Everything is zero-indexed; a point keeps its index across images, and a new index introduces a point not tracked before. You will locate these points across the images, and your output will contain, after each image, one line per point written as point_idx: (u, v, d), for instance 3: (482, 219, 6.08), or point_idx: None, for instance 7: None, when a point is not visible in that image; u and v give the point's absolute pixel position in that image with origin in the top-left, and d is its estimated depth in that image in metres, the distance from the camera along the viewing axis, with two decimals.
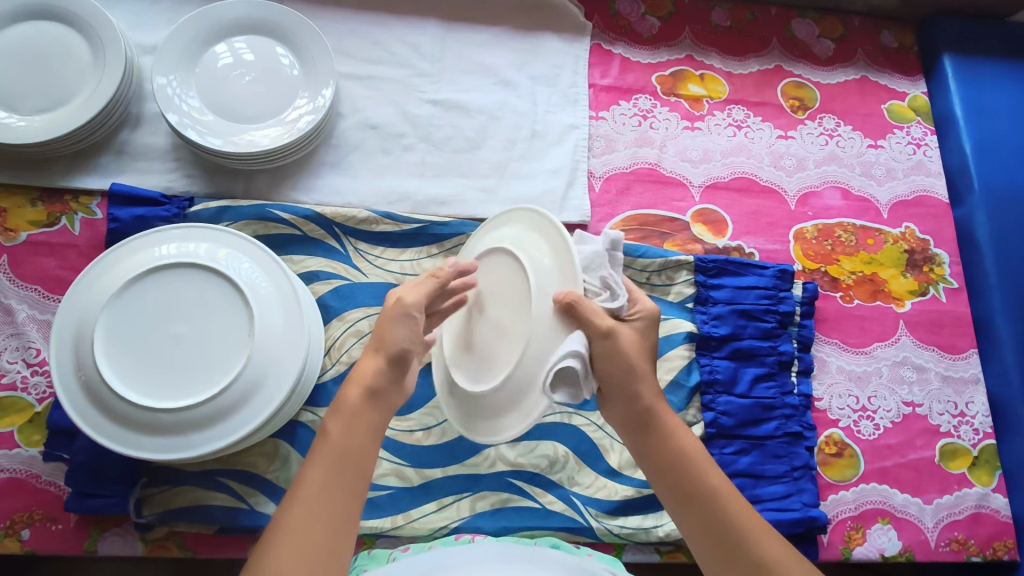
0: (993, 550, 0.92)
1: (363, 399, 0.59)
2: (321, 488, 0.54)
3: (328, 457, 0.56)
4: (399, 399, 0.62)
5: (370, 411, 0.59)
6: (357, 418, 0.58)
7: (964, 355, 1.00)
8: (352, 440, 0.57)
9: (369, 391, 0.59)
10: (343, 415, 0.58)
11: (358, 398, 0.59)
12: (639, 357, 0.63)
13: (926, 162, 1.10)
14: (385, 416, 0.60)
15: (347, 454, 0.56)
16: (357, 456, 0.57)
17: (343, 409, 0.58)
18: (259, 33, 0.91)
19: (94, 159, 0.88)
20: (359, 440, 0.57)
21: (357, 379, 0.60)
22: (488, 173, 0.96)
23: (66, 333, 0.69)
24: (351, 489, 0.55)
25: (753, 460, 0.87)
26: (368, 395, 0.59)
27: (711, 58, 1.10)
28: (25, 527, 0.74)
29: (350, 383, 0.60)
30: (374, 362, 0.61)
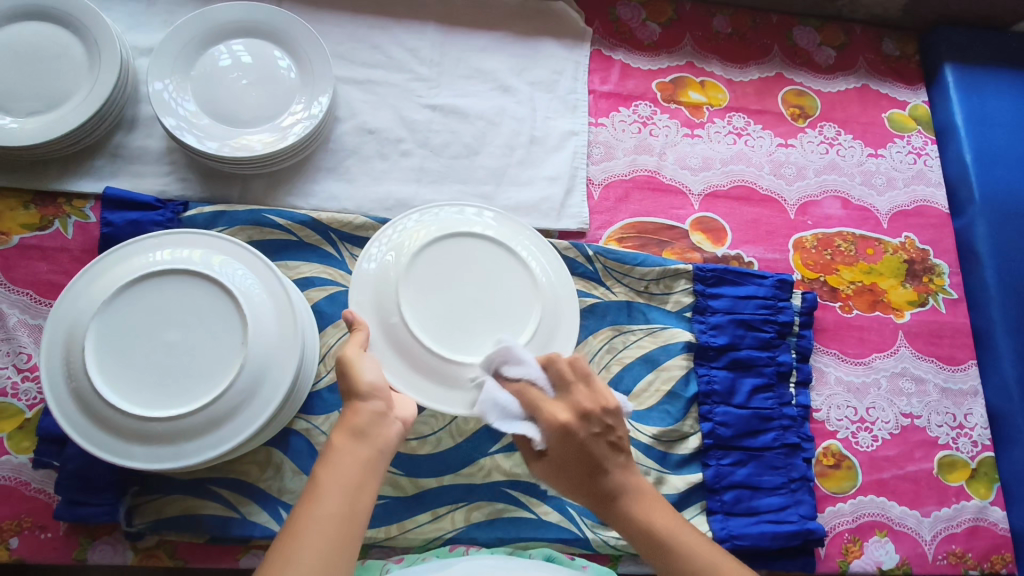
0: (990, 564, 0.91)
1: (349, 437, 0.59)
2: (316, 517, 0.53)
3: (321, 487, 0.55)
4: (389, 431, 0.61)
5: (361, 448, 0.58)
6: (345, 457, 0.57)
7: (963, 367, 1.00)
8: (345, 472, 0.56)
9: (351, 426, 0.59)
10: (332, 455, 0.57)
11: (345, 438, 0.58)
12: (600, 448, 0.65)
13: (926, 172, 1.10)
14: (380, 449, 0.59)
15: (342, 484, 0.55)
16: (351, 485, 0.55)
17: (332, 450, 0.58)
18: (256, 36, 0.90)
19: (88, 162, 0.87)
20: (349, 473, 0.56)
21: (344, 420, 0.60)
22: (486, 179, 0.95)
23: (56, 341, 0.68)
24: (347, 515, 0.54)
25: (751, 472, 0.87)
26: (354, 431, 0.59)
27: (711, 65, 1.09)
28: (13, 535, 0.74)
29: (340, 424, 0.60)
30: (354, 403, 0.61)
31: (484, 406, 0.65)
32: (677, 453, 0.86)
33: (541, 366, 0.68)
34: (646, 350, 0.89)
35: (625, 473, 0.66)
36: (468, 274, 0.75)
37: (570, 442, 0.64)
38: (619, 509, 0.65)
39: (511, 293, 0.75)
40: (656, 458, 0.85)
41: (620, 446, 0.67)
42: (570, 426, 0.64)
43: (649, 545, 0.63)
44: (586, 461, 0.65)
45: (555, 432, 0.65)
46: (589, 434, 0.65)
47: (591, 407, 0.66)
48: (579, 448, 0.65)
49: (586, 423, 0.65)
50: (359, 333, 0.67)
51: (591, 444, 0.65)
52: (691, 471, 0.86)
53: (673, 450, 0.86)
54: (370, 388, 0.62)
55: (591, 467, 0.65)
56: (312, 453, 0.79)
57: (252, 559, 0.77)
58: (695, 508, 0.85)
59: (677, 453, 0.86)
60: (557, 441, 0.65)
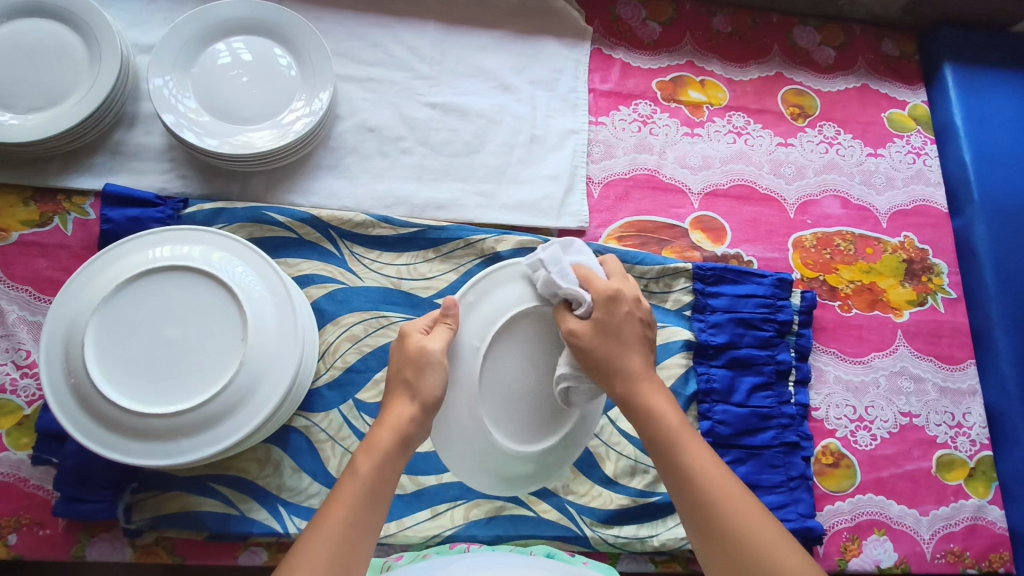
0: (988, 563, 0.91)
1: (393, 442, 0.57)
2: (345, 524, 0.53)
3: (357, 487, 0.55)
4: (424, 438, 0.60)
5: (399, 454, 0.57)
6: (383, 460, 0.56)
7: (961, 366, 1.00)
8: (384, 476, 0.56)
9: (401, 432, 0.58)
10: (375, 452, 0.56)
11: (391, 439, 0.57)
12: (632, 331, 0.62)
13: (925, 172, 1.10)
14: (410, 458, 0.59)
15: (374, 491, 0.55)
16: (382, 493, 0.55)
17: (375, 446, 0.57)
18: (257, 34, 0.90)
19: (88, 159, 0.87)
20: (386, 477, 0.56)
21: (387, 419, 0.58)
22: (486, 177, 0.95)
23: (56, 336, 0.68)
24: (371, 524, 0.54)
25: (750, 470, 0.87)
26: (401, 438, 0.57)
27: (711, 64, 1.10)
28: (12, 532, 0.74)
29: (381, 422, 0.58)
30: (406, 407, 0.58)
31: (546, 258, 0.61)
32: None
33: (579, 266, 0.63)
34: None
35: (667, 399, 0.62)
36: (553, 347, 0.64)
37: (619, 346, 0.61)
38: (656, 428, 0.61)
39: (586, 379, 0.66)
40: None
41: (650, 366, 0.64)
42: (618, 297, 0.62)
43: (680, 470, 0.59)
44: (629, 357, 0.62)
45: (608, 295, 0.61)
46: (630, 310, 0.63)
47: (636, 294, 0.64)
48: (625, 340, 0.62)
49: (631, 304, 0.63)
50: (444, 328, 0.61)
51: (632, 336, 0.62)
52: None
53: None
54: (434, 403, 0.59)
55: (621, 338, 0.61)
56: (312, 450, 0.79)
57: (251, 556, 0.77)
58: None
59: None
60: (609, 303, 0.61)
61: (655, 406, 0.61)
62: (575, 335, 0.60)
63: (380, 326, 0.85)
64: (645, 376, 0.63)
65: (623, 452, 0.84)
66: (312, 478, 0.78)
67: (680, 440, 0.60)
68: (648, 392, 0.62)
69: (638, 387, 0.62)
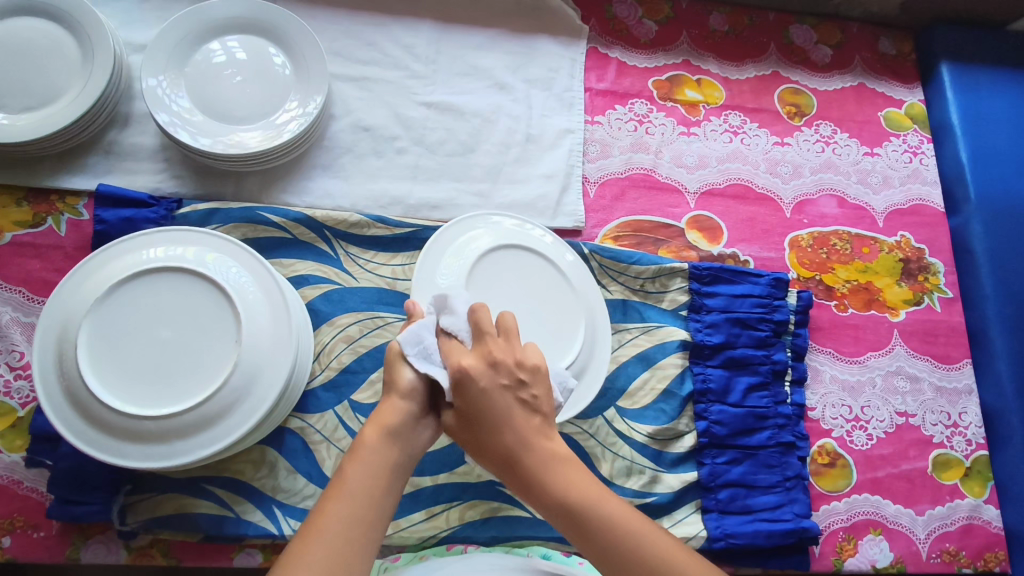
0: (984, 562, 0.91)
1: (380, 436, 0.57)
2: (340, 521, 0.52)
3: (347, 484, 0.54)
4: (422, 431, 0.60)
5: (392, 448, 0.57)
6: (373, 457, 0.56)
7: (957, 365, 1.00)
8: (374, 472, 0.55)
9: (386, 426, 0.57)
10: (362, 453, 0.56)
11: (378, 437, 0.57)
12: (500, 404, 0.57)
13: (921, 171, 1.10)
14: (410, 451, 0.58)
15: (367, 489, 0.54)
16: (377, 488, 0.54)
17: (362, 447, 0.56)
18: (251, 33, 0.89)
19: (82, 159, 0.86)
20: (376, 474, 0.55)
21: (377, 418, 0.58)
22: (482, 177, 0.95)
23: (49, 338, 0.68)
24: (370, 520, 0.53)
25: (746, 470, 0.87)
26: (389, 433, 0.57)
27: (707, 63, 1.09)
28: (6, 534, 0.73)
29: (371, 420, 0.58)
30: (393, 399, 0.59)
31: (407, 340, 0.60)
32: (673, 451, 0.86)
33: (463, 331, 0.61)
34: (642, 348, 0.89)
35: (570, 472, 0.57)
36: (519, 277, 0.78)
37: (488, 434, 0.57)
38: (561, 512, 0.55)
39: (556, 303, 0.78)
40: (651, 456, 0.85)
41: (539, 432, 0.58)
42: (471, 372, 0.57)
43: (597, 547, 0.54)
44: (505, 439, 0.57)
45: (455, 377, 0.58)
46: (494, 383, 0.57)
47: (502, 358, 0.58)
48: (492, 420, 0.57)
49: (492, 372, 0.58)
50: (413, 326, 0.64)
51: (502, 411, 0.57)
52: (686, 469, 0.86)
53: (669, 448, 0.86)
54: (412, 388, 0.60)
55: (490, 423, 0.57)
56: (307, 451, 0.79)
57: (246, 558, 0.77)
58: (690, 506, 0.85)
59: (673, 451, 0.86)
60: (461, 387, 0.58)
61: (554, 489, 0.56)
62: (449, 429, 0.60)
63: (375, 327, 0.85)
64: (534, 451, 0.57)
65: (619, 452, 0.84)
66: (307, 480, 0.78)
67: (589, 519, 0.55)
68: (545, 472, 0.56)
69: (531, 471, 0.56)
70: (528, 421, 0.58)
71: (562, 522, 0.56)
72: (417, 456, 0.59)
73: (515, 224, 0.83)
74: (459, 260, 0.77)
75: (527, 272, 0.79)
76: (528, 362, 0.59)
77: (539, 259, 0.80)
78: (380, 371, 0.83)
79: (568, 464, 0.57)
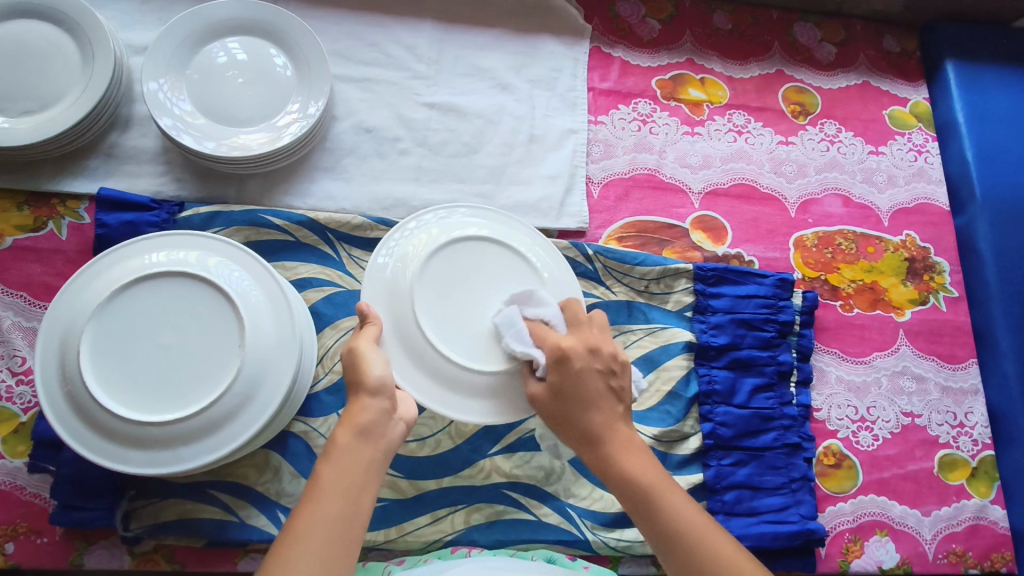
0: (990, 563, 0.91)
1: (353, 435, 0.57)
2: (317, 522, 0.52)
3: (322, 485, 0.54)
4: (394, 427, 0.60)
5: (364, 446, 0.57)
6: (346, 456, 0.56)
7: (963, 365, 1.00)
8: (349, 472, 0.55)
9: (356, 424, 0.58)
10: (333, 453, 0.56)
11: (349, 436, 0.57)
12: (595, 385, 0.63)
13: (927, 170, 1.09)
14: (384, 447, 0.59)
15: (343, 487, 0.54)
16: (352, 485, 0.55)
17: (334, 448, 0.57)
18: (252, 34, 0.89)
19: (82, 162, 0.86)
20: (350, 473, 0.55)
21: (346, 418, 0.58)
22: (485, 178, 0.94)
23: (52, 344, 0.67)
24: (348, 518, 0.53)
25: (752, 472, 0.86)
26: (361, 431, 0.57)
27: (711, 62, 1.09)
28: (9, 540, 0.73)
29: (342, 421, 0.58)
30: (362, 399, 0.60)
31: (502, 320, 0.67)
32: (678, 453, 0.86)
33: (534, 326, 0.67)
34: (647, 350, 0.89)
35: (638, 455, 0.63)
36: (478, 271, 0.73)
37: (579, 409, 0.63)
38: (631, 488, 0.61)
39: (519, 295, 0.73)
40: (657, 458, 0.85)
41: (620, 419, 0.64)
42: (570, 353, 0.63)
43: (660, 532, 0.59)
44: (592, 418, 0.63)
45: (557, 357, 0.63)
46: (590, 366, 0.63)
47: (601, 346, 0.65)
48: (585, 397, 0.63)
49: (590, 357, 0.64)
50: (371, 327, 0.66)
51: (595, 392, 0.63)
52: (692, 471, 0.86)
53: (674, 450, 0.86)
54: (378, 384, 0.60)
55: (582, 399, 0.63)
56: (310, 455, 0.78)
57: (250, 563, 0.77)
58: None
59: (678, 453, 0.86)
60: (561, 364, 0.63)
61: (625, 467, 0.62)
62: (535, 400, 0.65)
63: None
64: (614, 432, 0.63)
65: None
66: None
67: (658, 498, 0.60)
68: (621, 450, 0.62)
69: (610, 453, 0.62)
70: (609, 405, 0.64)
71: (626, 496, 0.61)
72: (392, 451, 0.59)
73: (480, 215, 0.79)
74: (412, 259, 0.73)
75: (488, 265, 0.74)
76: (621, 355, 0.65)
77: (500, 248, 0.75)
78: None
79: (642, 451, 0.63)
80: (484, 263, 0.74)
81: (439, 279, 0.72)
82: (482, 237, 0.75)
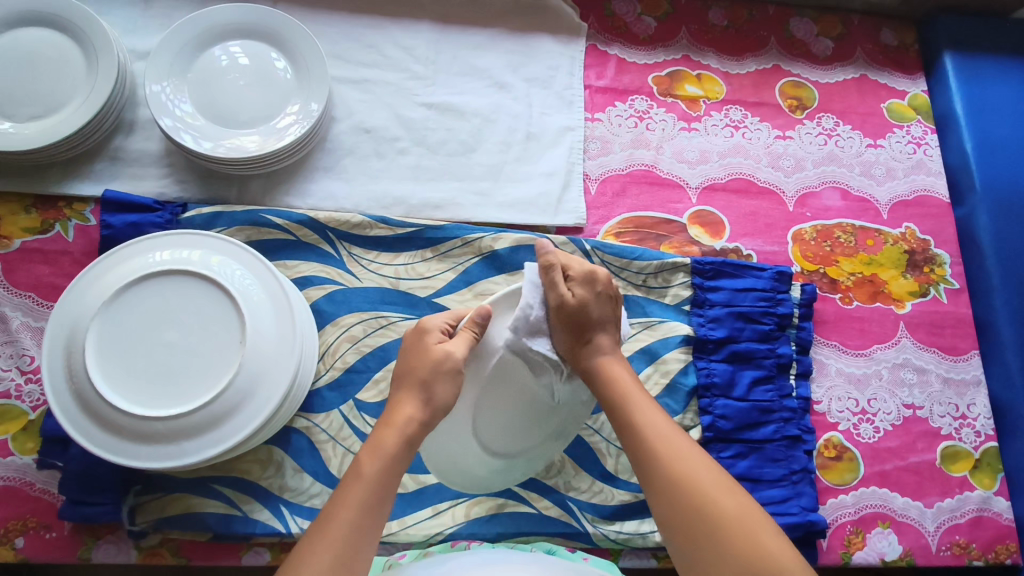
0: (995, 554, 0.90)
1: (400, 441, 0.59)
2: (350, 524, 0.53)
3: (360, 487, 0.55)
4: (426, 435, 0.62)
5: (404, 454, 0.58)
6: (392, 456, 0.58)
7: (965, 357, 0.99)
8: (386, 476, 0.56)
9: (405, 433, 0.59)
10: (380, 453, 0.57)
11: (396, 442, 0.58)
12: (601, 311, 0.69)
13: (926, 162, 1.09)
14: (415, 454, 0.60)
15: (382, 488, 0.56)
16: (386, 492, 0.56)
17: (381, 448, 0.58)
18: (253, 38, 0.90)
19: (88, 165, 0.87)
20: (389, 479, 0.56)
21: (396, 421, 0.60)
22: (483, 176, 0.96)
23: (58, 340, 0.69)
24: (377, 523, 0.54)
25: (752, 464, 0.87)
26: (410, 436, 0.59)
27: (708, 58, 1.09)
28: (19, 535, 0.75)
29: (388, 423, 0.60)
30: (410, 407, 0.61)
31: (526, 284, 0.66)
32: None
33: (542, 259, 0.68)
34: (645, 344, 0.89)
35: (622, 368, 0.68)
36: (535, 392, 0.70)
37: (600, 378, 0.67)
38: (608, 390, 0.67)
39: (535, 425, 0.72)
40: None
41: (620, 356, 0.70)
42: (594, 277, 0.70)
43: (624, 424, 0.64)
44: (590, 362, 0.68)
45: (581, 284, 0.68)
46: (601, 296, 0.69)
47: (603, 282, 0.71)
48: (594, 323, 0.68)
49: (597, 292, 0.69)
50: (469, 336, 0.65)
51: (602, 316, 0.69)
52: None
53: None
54: (434, 406, 0.62)
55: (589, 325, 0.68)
56: (313, 450, 0.80)
57: (254, 557, 0.78)
58: None
59: None
60: (587, 283, 0.69)
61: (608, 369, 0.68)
62: (562, 304, 0.66)
63: (379, 327, 0.85)
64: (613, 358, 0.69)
65: (623, 448, 0.85)
66: (314, 479, 0.79)
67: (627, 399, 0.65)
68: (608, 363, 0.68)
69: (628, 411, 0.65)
70: (598, 343, 0.68)
71: (641, 462, 0.61)
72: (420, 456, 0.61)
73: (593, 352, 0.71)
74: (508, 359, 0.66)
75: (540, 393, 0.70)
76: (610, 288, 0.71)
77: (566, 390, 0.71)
78: (385, 371, 0.84)
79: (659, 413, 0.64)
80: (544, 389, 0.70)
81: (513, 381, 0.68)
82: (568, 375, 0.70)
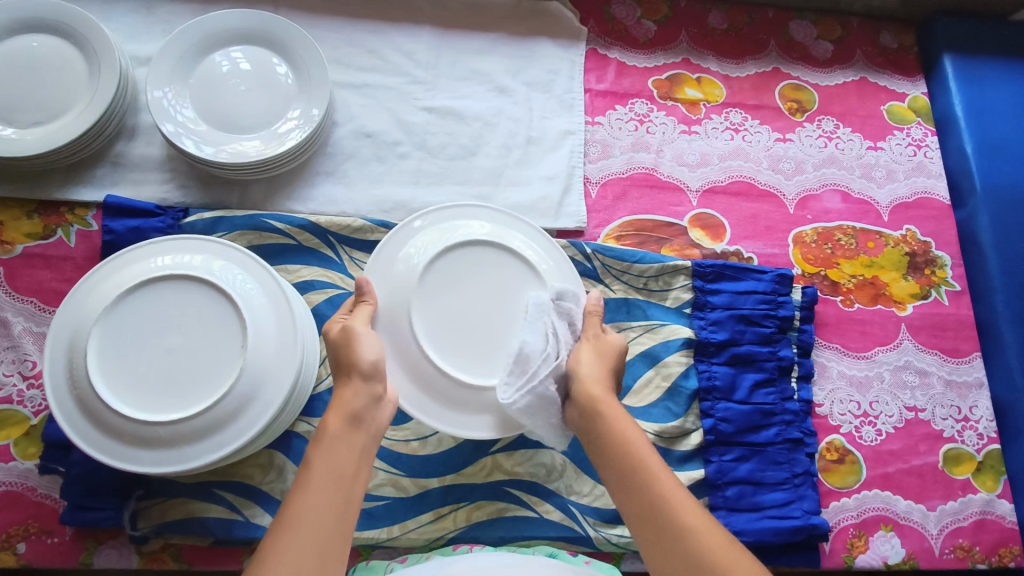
0: (998, 558, 0.90)
1: (345, 421, 0.60)
2: (309, 507, 0.53)
3: (314, 475, 0.56)
4: (381, 412, 0.63)
5: (354, 433, 0.60)
6: (338, 441, 0.59)
7: (967, 359, 0.99)
8: (339, 459, 0.58)
9: (347, 410, 0.61)
10: (326, 441, 0.59)
11: (339, 423, 0.60)
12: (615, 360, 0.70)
13: (926, 164, 1.09)
14: (374, 433, 0.62)
15: (336, 474, 0.56)
16: (344, 473, 0.57)
17: (325, 437, 0.59)
18: (254, 43, 0.91)
19: (90, 171, 0.88)
20: (341, 458, 0.58)
21: (337, 405, 0.62)
22: (484, 180, 0.96)
23: (60, 346, 0.69)
24: (341, 504, 0.55)
25: (754, 467, 0.86)
26: (352, 415, 0.61)
27: (708, 61, 1.09)
28: (20, 540, 0.75)
29: (332, 408, 0.62)
30: (353, 383, 0.63)
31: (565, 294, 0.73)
32: (679, 449, 0.86)
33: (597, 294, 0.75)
34: (646, 347, 0.89)
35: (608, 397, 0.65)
36: (470, 298, 0.72)
37: (594, 420, 0.64)
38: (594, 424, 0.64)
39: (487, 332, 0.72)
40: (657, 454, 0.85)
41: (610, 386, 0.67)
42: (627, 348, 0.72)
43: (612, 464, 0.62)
44: (595, 390, 0.65)
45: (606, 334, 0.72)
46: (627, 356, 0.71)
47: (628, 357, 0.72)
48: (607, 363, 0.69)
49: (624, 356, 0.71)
50: (365, 306, 0.70)
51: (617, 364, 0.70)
52: (694, 467, 0.86)
53: (675, 446, 0.86)
54: (371, 368, 0.64)
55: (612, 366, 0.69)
56: None
57: None
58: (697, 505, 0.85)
59: (679, 449, 0.86)
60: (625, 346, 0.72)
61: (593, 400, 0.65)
62: (599, 338, 0.71)
63: None
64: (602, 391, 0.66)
65: None
66: None
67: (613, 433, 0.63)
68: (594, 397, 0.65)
69: (627, 454, 0.61)
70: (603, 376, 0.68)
71: (635, 512, 0.58)
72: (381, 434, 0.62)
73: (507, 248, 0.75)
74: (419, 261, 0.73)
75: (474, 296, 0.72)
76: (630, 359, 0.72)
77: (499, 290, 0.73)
78: None
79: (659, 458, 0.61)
80: (476, 292, 0.73)
81: (440, 287, 0.72)
82: (491, 270, 0.74)
